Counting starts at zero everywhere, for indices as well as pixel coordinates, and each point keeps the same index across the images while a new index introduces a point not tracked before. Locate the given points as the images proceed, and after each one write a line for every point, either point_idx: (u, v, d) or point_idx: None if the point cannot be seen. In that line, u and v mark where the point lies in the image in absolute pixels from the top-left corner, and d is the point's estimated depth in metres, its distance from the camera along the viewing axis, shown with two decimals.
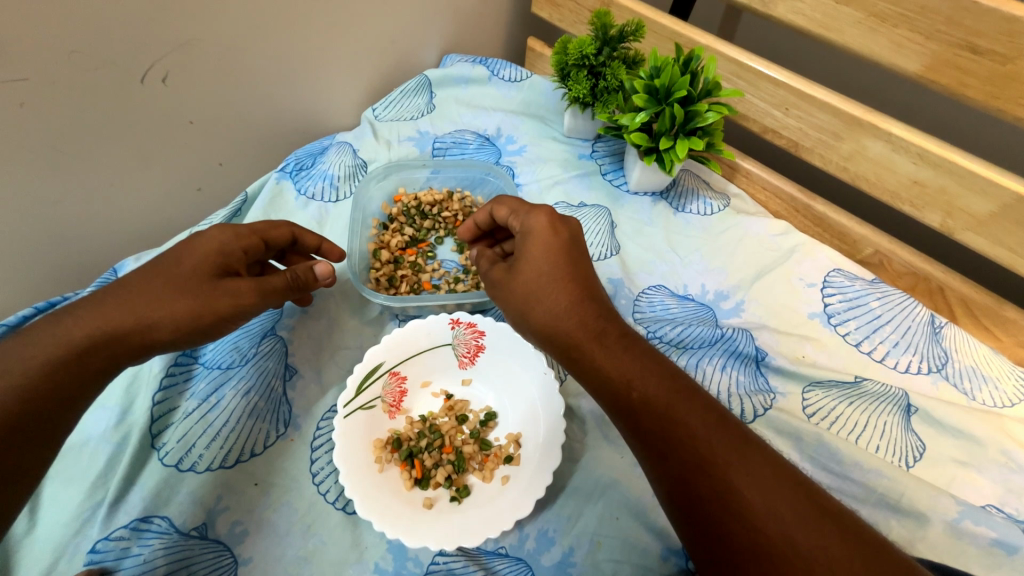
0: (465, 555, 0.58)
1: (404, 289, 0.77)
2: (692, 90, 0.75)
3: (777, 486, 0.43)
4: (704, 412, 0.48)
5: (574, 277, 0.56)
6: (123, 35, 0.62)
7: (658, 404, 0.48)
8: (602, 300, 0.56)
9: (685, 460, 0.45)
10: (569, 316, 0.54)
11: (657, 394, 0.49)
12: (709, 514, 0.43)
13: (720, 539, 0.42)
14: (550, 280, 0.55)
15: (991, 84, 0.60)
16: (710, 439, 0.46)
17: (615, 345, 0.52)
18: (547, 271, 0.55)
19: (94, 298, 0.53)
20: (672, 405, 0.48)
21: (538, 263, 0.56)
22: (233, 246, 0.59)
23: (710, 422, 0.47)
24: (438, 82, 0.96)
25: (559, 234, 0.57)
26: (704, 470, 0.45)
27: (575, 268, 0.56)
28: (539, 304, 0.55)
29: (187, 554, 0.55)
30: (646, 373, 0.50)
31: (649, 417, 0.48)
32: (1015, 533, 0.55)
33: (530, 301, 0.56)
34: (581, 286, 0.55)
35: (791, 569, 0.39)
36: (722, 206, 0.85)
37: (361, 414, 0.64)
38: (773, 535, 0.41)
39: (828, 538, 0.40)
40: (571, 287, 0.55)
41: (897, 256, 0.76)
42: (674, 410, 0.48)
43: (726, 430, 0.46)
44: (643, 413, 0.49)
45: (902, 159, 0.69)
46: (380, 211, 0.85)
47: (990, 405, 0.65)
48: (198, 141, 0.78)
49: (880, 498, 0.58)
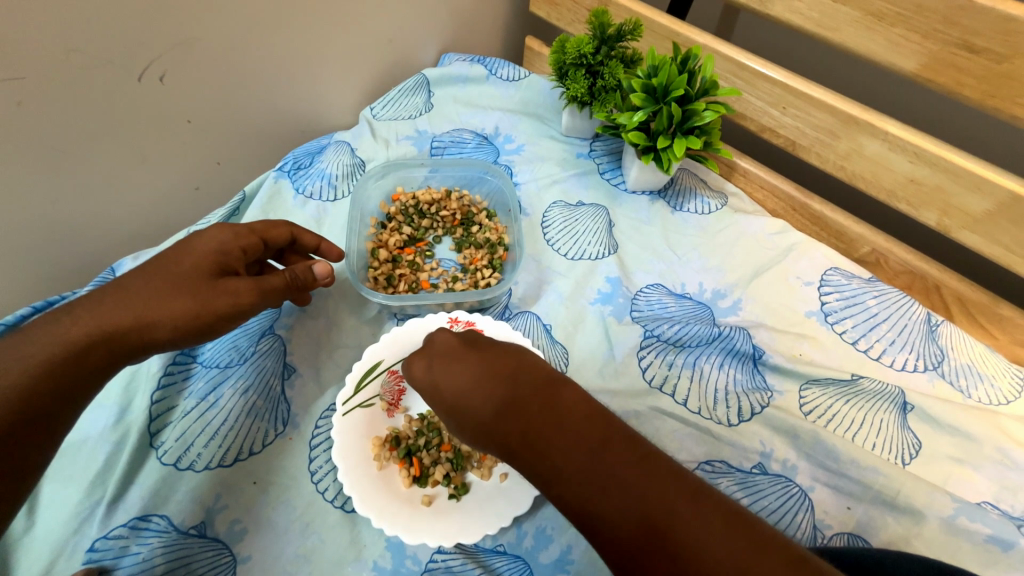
0: (464, 552, 0.58)
1: (402, 288, 0.77)
2: (690, 89, 0.76)
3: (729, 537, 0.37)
4: (633, 465, 0.42)
5: (474, 367, 0.52)
6: (120, 34, 0.63)
7: (581, 461, 0.43)
8: (510, 369, 0.51)
9: (625, 530, 0.40)
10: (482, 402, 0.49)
11: (581, 457, 0.43)
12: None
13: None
14: (455, 391, 0.51)
15: (987, 83, 0.60)
16: (644, 505, 0.40)
17: (532, 407, 0.47)
18: (453, 383, 0.52)
19: (91, 297, 0.52)
20: (600, 467, 0.42)
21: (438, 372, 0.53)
22: (232, 246, 0.59)
23: (640, 475, 0.41)
24: (436, 81, 0.96)
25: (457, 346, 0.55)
26: (645, 538, 0.39)
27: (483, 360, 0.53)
28: (456, 406, 0.51)
29: (186, 553, 0.55)
30: (565, 427, 0.45)
31: (578, 489, 0.42)
32: (1011, 529, 0.55)
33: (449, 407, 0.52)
34: (482, 370, 0.51)
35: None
36: (720, 205, 0.85)
37: (360, 411, 0.65)
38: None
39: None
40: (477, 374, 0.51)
41: (894, 254, 0.76)
42: (601, 476, 0.42)
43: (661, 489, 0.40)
44: (572, 485, 0.42)
45: (899, 158, 0.69)
46: (378, 211, 0.85)
47: (986, 403, 0.65)
48: (195, 140, 0.78)
49: (877, 495, 0.58)
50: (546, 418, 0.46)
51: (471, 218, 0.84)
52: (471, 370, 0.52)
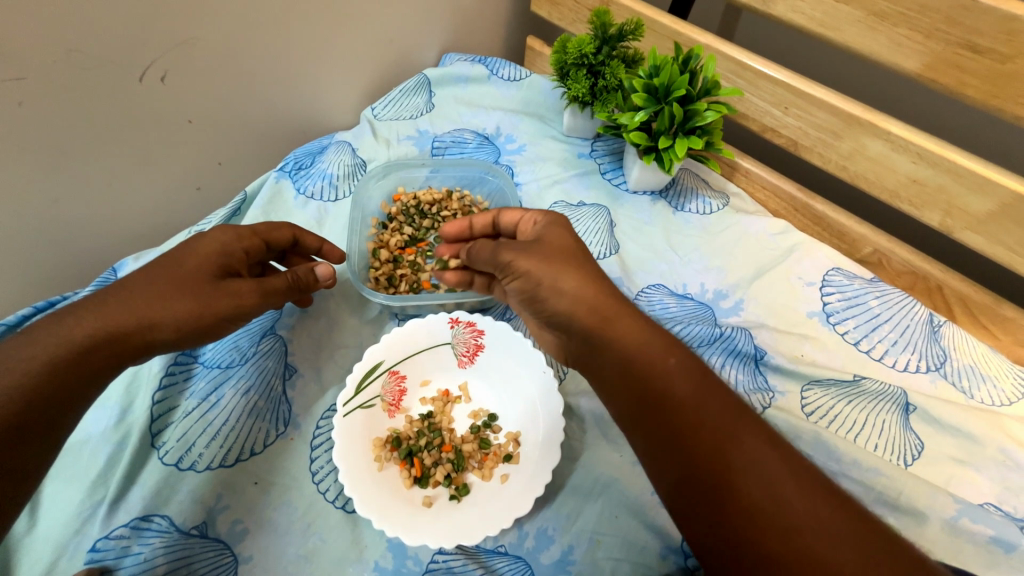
0: (465, 553, 0.58)
1: (403, 289, 0.77)
2: (691, 89, 0.75)
3: (808, 476, 0.43)
4: (730, 400, 0.47)
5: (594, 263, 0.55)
6: (122, 34, 0.63)
7: (682, 378, 0.47)
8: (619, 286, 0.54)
9: (709, 441, 0.44)
10: (596, 291, 0.52)
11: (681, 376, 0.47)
12: (724, 494, 0.42)
13: (743, 522, 0.41)
14: (571, 260, 0.54)
15: (990, 83, 0.60)
16: (716, 422, 0.45)
17: (642, 324, 0.51)
18: (571, 254, 0.55)
19: (94, 298, 0.53)
20: (698, 389, 0.47)
21: (552, 238, 0.56)
22: (235, 247, 0.59)
23: (733, 408, 0.46)
24: (437, 81, 0.96)
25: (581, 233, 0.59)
26: (727, 456, 0.43)
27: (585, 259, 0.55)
28: (553, 277, 0.52)
29: (187, 553, 0.55)
30: (670, 351, 0.49)
31: (674, 399, 0.47)
32: (1013, 531, 0.55)
33: (553, 271, 0.52)
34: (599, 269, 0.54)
35: (821, 551, 0.39)
36: (721, 205, 0.85)
37: (360, 412, 0.64)
38: (797, 519, 0.40)
39: (854, 523, 0.40)
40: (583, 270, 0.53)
41: (896, 255, 0.76)
42: (695, 401, 0.46)
43: (729, 409, 0.46)
44: (669, 393, 0.47)
45: (901, 158, 0.69)
46: (379, 210, 0.85)
47: (989, 404, 0.65)
48: (197, 141, 0.78)
49: (879, 496, 0.58)
50: (653, 336, 0.50)
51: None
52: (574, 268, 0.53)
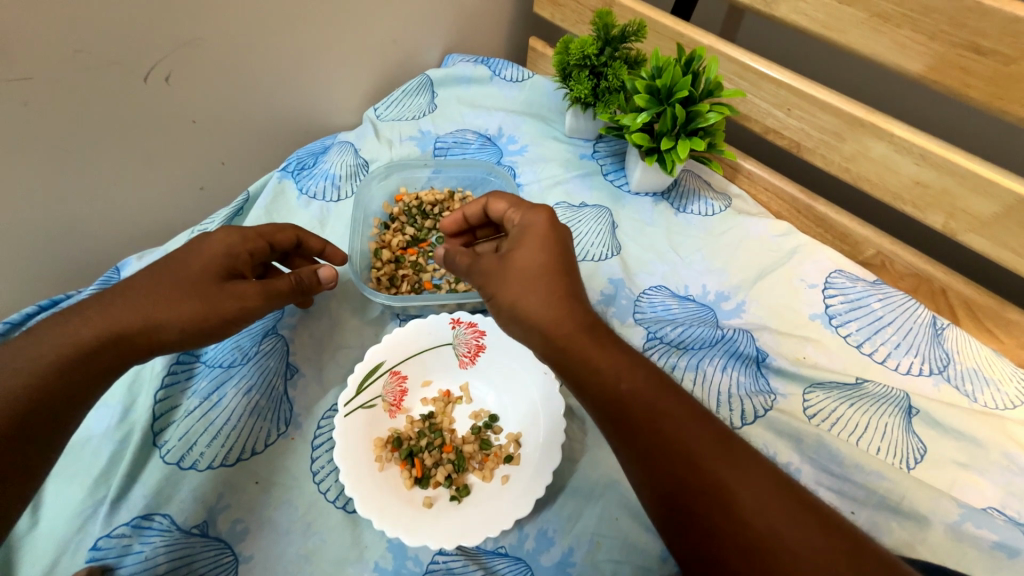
0: (465, 554, 0.58)
1: (405, 289, 0.77)
2: (694, 90, 0.75)
3: (773, 490, 0.44)
4: (694, 418, 0.47)
5: (562, 273, 0.53)
6: (126, 35, 0.63)
7: (644, 401, 0.48)
8: (586, 298, 0.54)
9: (673, 464, 0.45)
10: (559, 312, 0.51)
11: (642, 399, 0.48)
12: (693, 514, 0.44)
13: (710, 542, 0.43)
14: (539, 277, 0.52)
15: (995, 85, 0.59)
16: (694, 440, 0.46)
17: (604, 346, 0.51)
18: (540, 269, 0.53)
19: (101, 298, 0.53)
20: (661, 410, 0.48)
21: (523, 254, 0.54)
22: (240, 249, 0.59)
23: (707, 426, 0.47)
24: (440, 82, 0.96)
25: (558, 231, 0.56)
26: (690, 477, 0.45)
27: (561, 270, 0.53)
28: (522, 305, 0.52)
29: (188, 552, 0.55)
30: (630, 371, 0.50)
31: (638, 422, 0.47)
32: (1016, 536, 0.54)
33: (518, 297, 0.52)
34: (568, 281, 0.53)
35: (784, 566, 0.40)
36: (723, 207, 0.85)
37: (361, 412, 0.64)
38: (762, 539, 0.41)
39: (819, 536, 0.41)
40: (555, 285, 0.52)
41: (899, 257, 0.76)
42: (669, 422, 0.47)
43: (704, 428, 0.47)
44: (633, 416, 0.48)
45: (904, 160, 0.69)
46: (381, 210, 0.85)
47: (992, 407, 0.64)
48: (200, 141, 0.78)
49: (881, 500, 0.58)
50: (617, 358, 0.50)
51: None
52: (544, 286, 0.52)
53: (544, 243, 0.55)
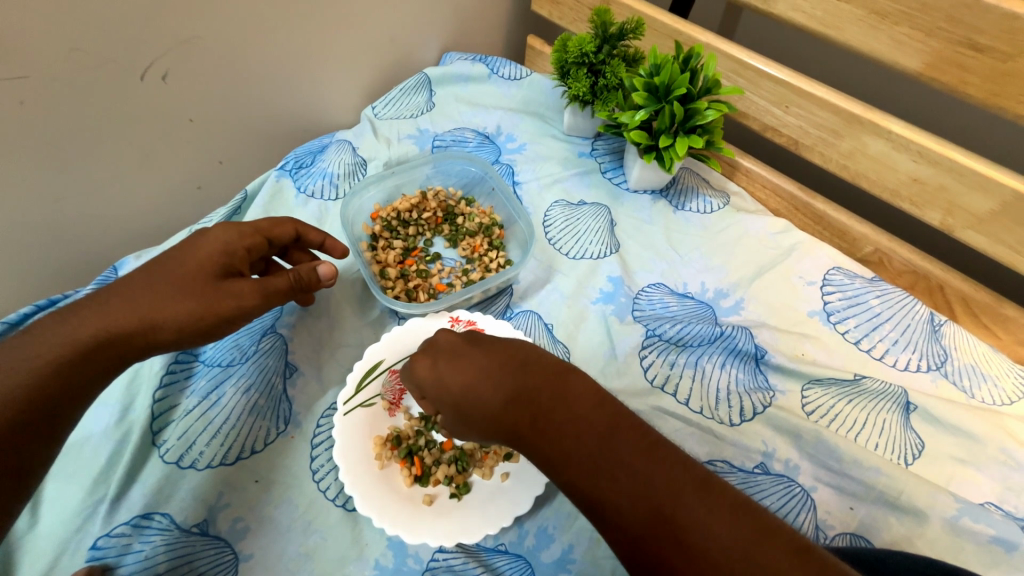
0: (465, 551, 0.58)
1: (423, 298, 0.76)
2: (692, 87, 0.75)
3: (755, 546, 0.36)
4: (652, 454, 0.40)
5: (494, 357, 0.50)
6: (123, 33, 0.63)
7: (597, 442, 0.42)
8: (527, 367, 0.48)
9: (640, 530, 0.38)
10: (497, 386, 0.47)
11: (592, 445, 0.42)
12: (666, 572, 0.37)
13: None
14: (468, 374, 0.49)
15: (991, 81, 0.60)
16: (654, 497, 0.39)
17: (552, 391, 0.45)
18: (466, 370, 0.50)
19: (96, 298, 0.52)
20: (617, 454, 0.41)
21: (440, 369, 0.51)
22: (237, 246, 0.59)
23: (668, 473, 0.39)
24: (437, 80, 0.96)
25: (465, 340, 0.52)
26: (658, 533, 0.38)
27: (490, 364, 0.49)
28: (464, 401, 0.49)
29: (188, 551, 0.55)
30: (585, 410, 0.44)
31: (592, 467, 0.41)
32: (1014, 531, 0.55)
33: (461, 399, 0.49)
34: (505, 363, 0.49)
35: None
36: (721, 204, 0.85)
37: (361, 410, 0.65)
38: None
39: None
40: (486, 376, 0.48)
41: (897, 253, 0.76)
42: (625, 480, 0.40)
43: (667, 478, 0.39)
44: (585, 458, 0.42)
45: (902, 157, 0.69)
46: (362, 233, 0.81)
47: (989, 403, 0.65)
48: (198, 140, 0.78)
49: (880, 496, 0.58)
50: (567, 405, 0.44)
51: (453, 212, 0.84)
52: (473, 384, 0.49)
53: (469, 340, 0.54)
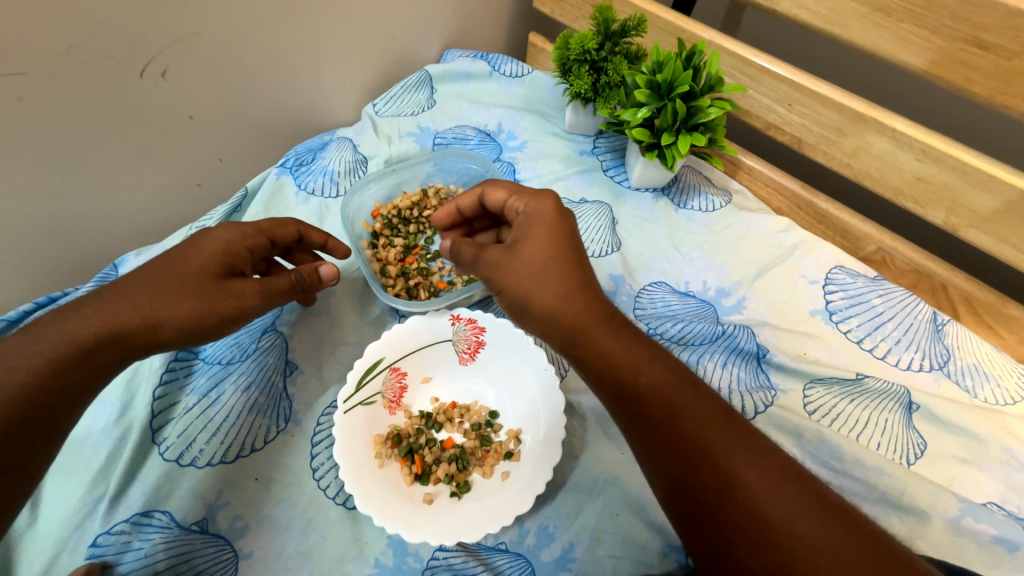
0: (465, 550, 0.58)
1: (424, 296, 0.76)
2: (695, 85, 0.75)
3: (782, 482, 0.43)
4: (707, 407, 0.47)
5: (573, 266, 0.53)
6: (122, 29, 0.62)
7: (661, 393, 0.48)
8: (600, 289, 0.54)
9: (686, 456, 0.45)
10: (566, 303, 0.51)
11: (651, 379, 0.49)
12: (713, 517, 0.43)
13: (718, 528, 0.43)
14: (550, 266, 0.52)
15: (996, 79, 0.59)
16: (707, 430, 0.46)
17: (619, 336, 0.51)
18: (548, 259, 0.53)
19: (98, 295, 0.52)
20: (678, 402, 0.47)
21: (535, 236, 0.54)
22: (239, 246, 0.59)
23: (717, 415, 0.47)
24: (438, 77, 0.96)
25: (564, 219, 0.56)
26: (703, 460, 0.45)
27: (575, 260, 0.53)
28: (540, 276, 0.52)
29: (187, 548, 0.55)
30: (650, 364, 0.49)
31: (655, 418, 0.47)
32: (1017, 531, 0.54)
33: (535, 273, 0.52)
34: (581, 275, 0.53)
35: (794, 557, 0.40)
36: (723, 203, 0.84)
37: (361, 409, 0.64)
38: (777, 530, 0.41)
39: (836, 533, 0.41)
40: (566, 277, 0.52)
41: (900, 252, 0.76)
42: (681, 413, 0.47)
43: (718, 419, 0.47)
44: (647, 409, 0.48)
45: (906, 156, 0.69)
46: (363, 230, 0.81)
47: (992, 403, 0.64)
48: (198, 137, 0.78)
49: (882, 495, 0.58)
50: (632, 347, 0.50)
51: None
52: (554, 280, 0.52)
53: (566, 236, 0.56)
